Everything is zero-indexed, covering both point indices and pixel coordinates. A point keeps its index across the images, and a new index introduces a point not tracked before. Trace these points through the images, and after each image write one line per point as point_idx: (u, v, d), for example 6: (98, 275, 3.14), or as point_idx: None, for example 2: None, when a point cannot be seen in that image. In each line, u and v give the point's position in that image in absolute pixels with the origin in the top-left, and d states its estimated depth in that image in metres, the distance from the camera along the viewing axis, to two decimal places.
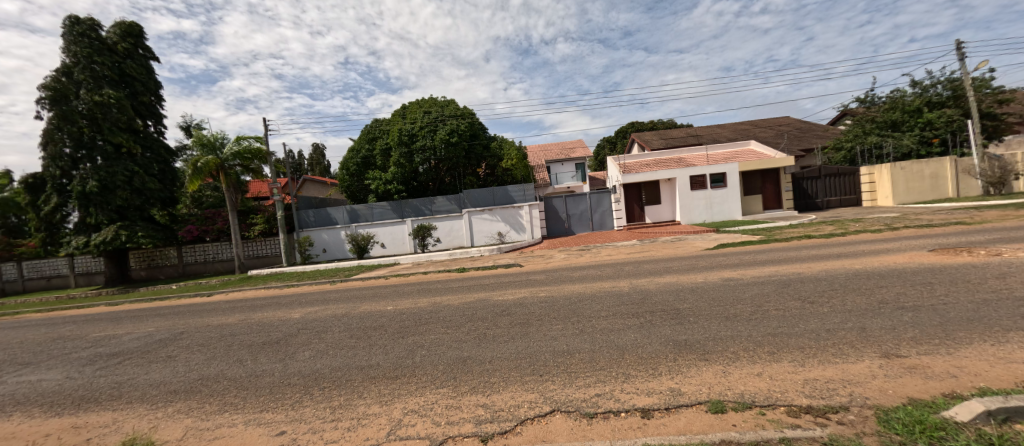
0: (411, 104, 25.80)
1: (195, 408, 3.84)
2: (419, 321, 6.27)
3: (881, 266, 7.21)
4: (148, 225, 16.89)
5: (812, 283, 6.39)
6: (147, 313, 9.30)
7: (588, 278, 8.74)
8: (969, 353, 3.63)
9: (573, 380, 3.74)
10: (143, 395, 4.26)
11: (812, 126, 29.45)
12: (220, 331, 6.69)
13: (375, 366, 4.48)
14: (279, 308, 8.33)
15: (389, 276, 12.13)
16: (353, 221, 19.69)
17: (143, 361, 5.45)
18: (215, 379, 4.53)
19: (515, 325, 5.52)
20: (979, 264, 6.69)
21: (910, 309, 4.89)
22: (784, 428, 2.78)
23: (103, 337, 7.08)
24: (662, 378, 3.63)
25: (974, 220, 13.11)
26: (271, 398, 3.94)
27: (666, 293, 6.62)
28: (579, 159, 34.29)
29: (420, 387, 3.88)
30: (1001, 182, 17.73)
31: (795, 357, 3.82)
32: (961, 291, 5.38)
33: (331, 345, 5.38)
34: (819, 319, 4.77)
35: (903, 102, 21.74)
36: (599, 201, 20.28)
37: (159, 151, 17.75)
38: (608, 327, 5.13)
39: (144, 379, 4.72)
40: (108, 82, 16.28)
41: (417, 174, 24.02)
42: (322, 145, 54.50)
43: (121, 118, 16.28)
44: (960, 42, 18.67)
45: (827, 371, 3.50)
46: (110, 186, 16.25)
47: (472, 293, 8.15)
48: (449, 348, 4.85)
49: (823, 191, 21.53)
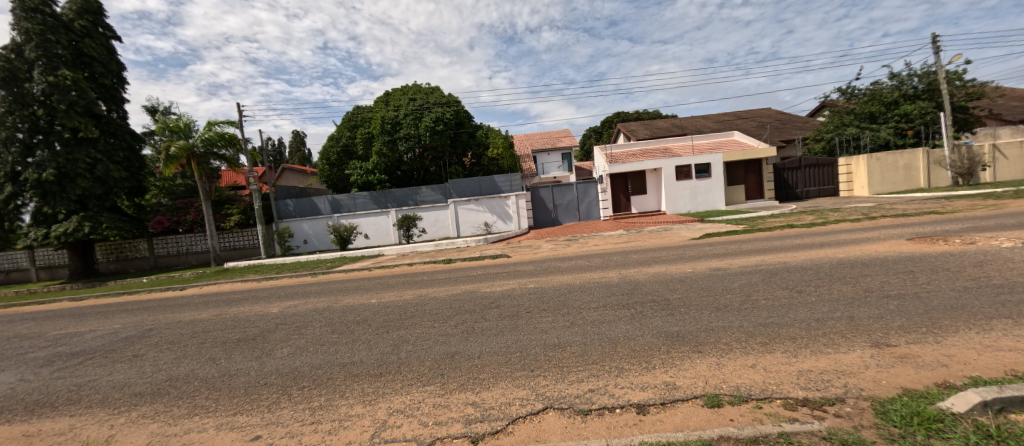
0: (395, 91, 25.18)
1: (162, 412, 3.66)
2: (405, 314, 6.08)
3: (864, 254, 7.31)
4: (114, 216, 16.08)
5: (798, 272, 6.40)
6: (113, 309, 8.81)
7: (577, 269, 8.58)
8: (957, 342, 3.63)
9: (566, 375, 3.62)
10: (104, 398, 4.03)
11: (793, 118, 29.90)
12: (192, 328, 6.36)
13: (358, 363, 4.30)
14: (256, 302, 7.99)
15: (373, 268, 11.86)
16: (335, 211, 19.21)
17: (106, 361, 5.15)
18: (185, 380, 4.30)
19: (504, 318, 5.38)
20: (956, 253, 6.83)
21: (895, 297, 4.92)
22: (781, 422, 2.73)
23: (64, 335, 6.69)
24: (656, 371, 3.55)
25: (946, 209, 13.49)
26: (245, 399, 3.74)
27: (656, 284, 6.54)
28: (564, 150, 34.12)
29: (407, 385, 3.72)
30: (969, 173, 18.59)
31: (788, 348, 3.77)
32: (943, 279, 5.44)
33: (312, 341, 5.16)
34: (809, 309, 4.77)
35: (880, 95, 22.22)
36: (586, 191, 20.15)
37: (123, 137, 16.86)
38: (599, 319, 5.03)
39: (107, 381, 4.47)
40: (64, 62, 15.25)
41: (401, 162, 23.50)
42: (303, 133, 53.88)
43: (79, 101, 15.31)
44: (936, 36, 19.09)
45: (819, 362, 3.47)
46: (70, 174, 15.25)
47: (459, 285, 7.94)
48: (435, 344, 4.67)
49: (803, 181, 21.90)
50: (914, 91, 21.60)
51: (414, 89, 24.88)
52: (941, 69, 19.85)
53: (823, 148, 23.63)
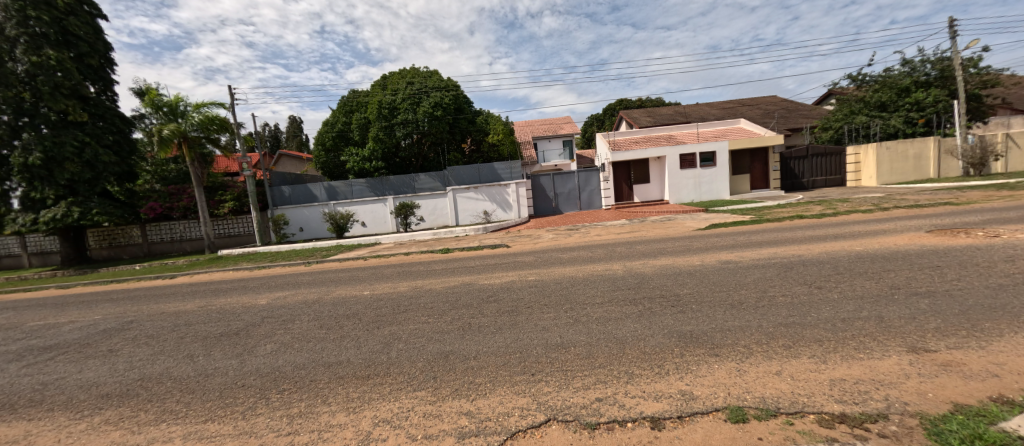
0: (392, 74, 24.60)
1: (127, 417, 3.33)
2: (398, 308, 5.72)
3: (883, 247, 6.91)
4: (104, 201, 15.72)
5: (815, 267, 6.02)
6: (97, 298, 8.48)
7: (580, 260, 8.22)
8: (1004, 348, 3.26)
9: (570, 381, 3.28)
10: (68, 400, 3.70)
11: (800, 106, 29.25)
12: (174, 320, 6.02)
13: (345, 363, 3.96)
14: (245, 292, 7.66)
15: (368, 257, 11.50)
16: (331, 198, 18.82)
17: (78, 356, 4.81)
18: (158, 380, 3.97)
19: (503, 313, 5.03)
20: (983, 246, 6.44)
21: (925, 295, 4.54)
22: (819, 444, 2.38)
23: (41, 326, 6.37)
24: (669, 378, 3.21)
25: (961, 200, 13.08)
26: (219, 403, 3.42)
27: (663, 278, 6.17)
28: (566, 137, 33.53)
29: (396, 390, 3.38)
30: (981, 164, 18.23)
31: (815, 353, 3.42)
32: (975, 275, 5.05)
33: (298, 337, 4.82)
34: (832, 307, 4.41)
35: (892, 82, 21.57)
36: (587, 179, 19.74)
37: (112, 120, 16.38)
38: (605, 316, 4.68)
39: (75, 379, 4.15)
40: (48, 41, 14.62)
41: (399, 149, 23.00)
42: (299, 118, 53.30)
43: (65, 83, 14.73)
44: (953, 20, 18.38)
45: (853, 370, 3.10)
46: (58, 158, 14.81)
47: (456, 276, 7.57)
48: (428, 342, 4.32)
49: (810, 170, 21.44)
50: (927, 78, 20.96)
51: (412, 73, 24.30)
52: (957, 55, 19.18)
53: (832, 137, 23.08)
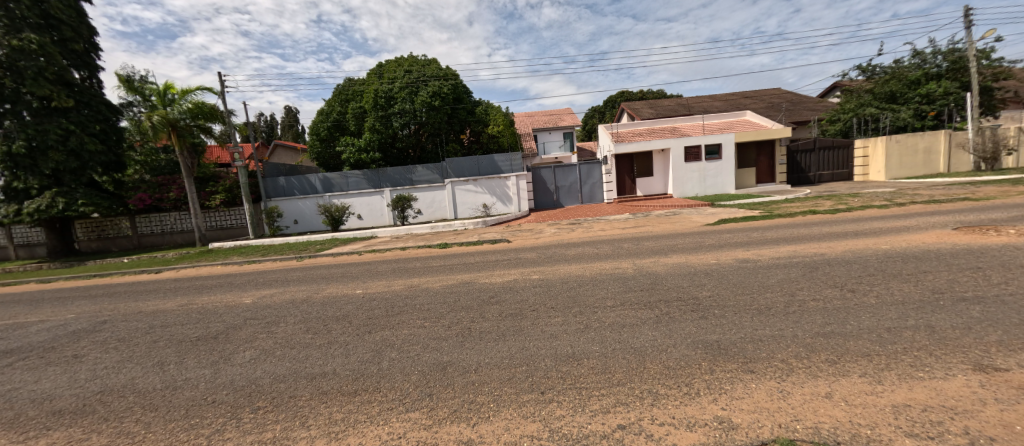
0: (389, 63, 23.94)
1: (76, 441, 2.90)
2: (391, 310, 5.25)
3: (911, 246, 6.45)
4: (90, 191, 15.22)
5: (843, 267, 5.56)
6: (75, 295, 8.00)
7: (585, 257, 7.75)
8: None
9: (586, 402, 2.85)
10: (15, 418, 3.27)
11: (805, 98, 28.67)
12: (150, 321, 5.58)
13: (331, 376, 3.52)
14: (230, 290, 7.21)
15: (363, 251, 11.04)
16: (327, 190, 18.31)
17: (39, 363, 4.37)
18: (120, 393, 3.54)
19: (505, 318, 4.58)
20: (1020, 246, 5.97)
21: (974, 301, 4.10)
22: None
23: (9, 326, 5.92)
24: (702, 400, 2.77)
25: (977, 195, 12.63)
26: (183, 424, 2.98)
27: (679, 279, 5.71)
28: (567, 129, 32.93)
29: (386, 410, 2.95)
30: (994, 158, 17.79)
31: (866, 370, 2.98)
32: (1022, 278, 4.60)
33: (280, 343, 4.37)
34: (871, 314, 3.97)
35: (902, 74, 21.06)
36: (589, 172, 19.28)
37: (97, 108, 15.83)
38: (618, 322, 4.24)
39: (29, 391, 3.71)
40: (29, 25, 14.00)
41: (397, 139, 22.44)
42: (295, 109, 52.48)
43: (48, 68, 14.14)
44: (969, 9, 17.83)
45: (915, 393, 2.67)
46: (42, 146, 14.28)
47: (453, 274, 7.08)
48: (424, 350, 3.89)
49: (816, 164, 20.98)
50: (938, 70, 20.45)
51: (410, 61, 23.68)
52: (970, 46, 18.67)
53: (839, 129, 22.56)
